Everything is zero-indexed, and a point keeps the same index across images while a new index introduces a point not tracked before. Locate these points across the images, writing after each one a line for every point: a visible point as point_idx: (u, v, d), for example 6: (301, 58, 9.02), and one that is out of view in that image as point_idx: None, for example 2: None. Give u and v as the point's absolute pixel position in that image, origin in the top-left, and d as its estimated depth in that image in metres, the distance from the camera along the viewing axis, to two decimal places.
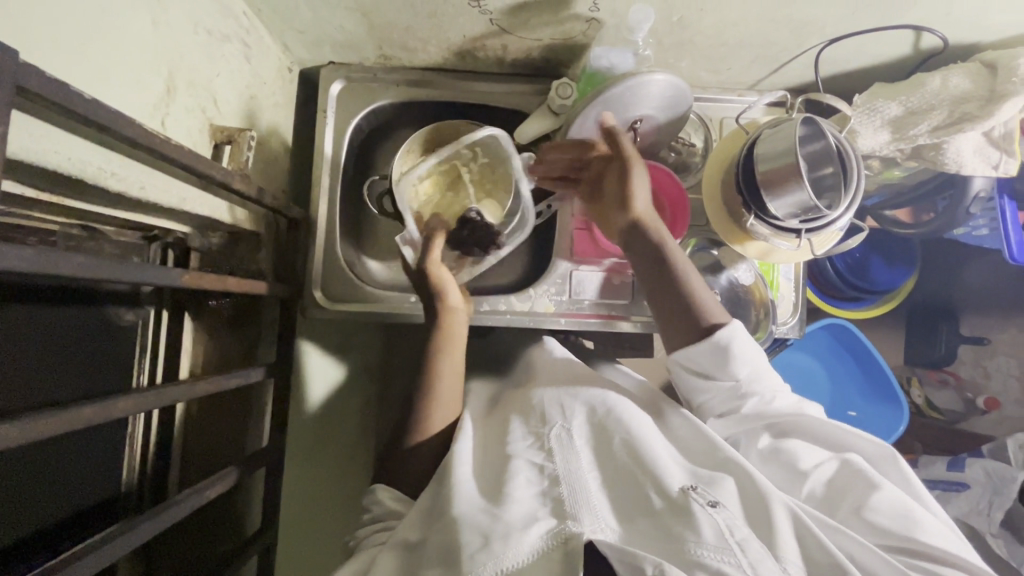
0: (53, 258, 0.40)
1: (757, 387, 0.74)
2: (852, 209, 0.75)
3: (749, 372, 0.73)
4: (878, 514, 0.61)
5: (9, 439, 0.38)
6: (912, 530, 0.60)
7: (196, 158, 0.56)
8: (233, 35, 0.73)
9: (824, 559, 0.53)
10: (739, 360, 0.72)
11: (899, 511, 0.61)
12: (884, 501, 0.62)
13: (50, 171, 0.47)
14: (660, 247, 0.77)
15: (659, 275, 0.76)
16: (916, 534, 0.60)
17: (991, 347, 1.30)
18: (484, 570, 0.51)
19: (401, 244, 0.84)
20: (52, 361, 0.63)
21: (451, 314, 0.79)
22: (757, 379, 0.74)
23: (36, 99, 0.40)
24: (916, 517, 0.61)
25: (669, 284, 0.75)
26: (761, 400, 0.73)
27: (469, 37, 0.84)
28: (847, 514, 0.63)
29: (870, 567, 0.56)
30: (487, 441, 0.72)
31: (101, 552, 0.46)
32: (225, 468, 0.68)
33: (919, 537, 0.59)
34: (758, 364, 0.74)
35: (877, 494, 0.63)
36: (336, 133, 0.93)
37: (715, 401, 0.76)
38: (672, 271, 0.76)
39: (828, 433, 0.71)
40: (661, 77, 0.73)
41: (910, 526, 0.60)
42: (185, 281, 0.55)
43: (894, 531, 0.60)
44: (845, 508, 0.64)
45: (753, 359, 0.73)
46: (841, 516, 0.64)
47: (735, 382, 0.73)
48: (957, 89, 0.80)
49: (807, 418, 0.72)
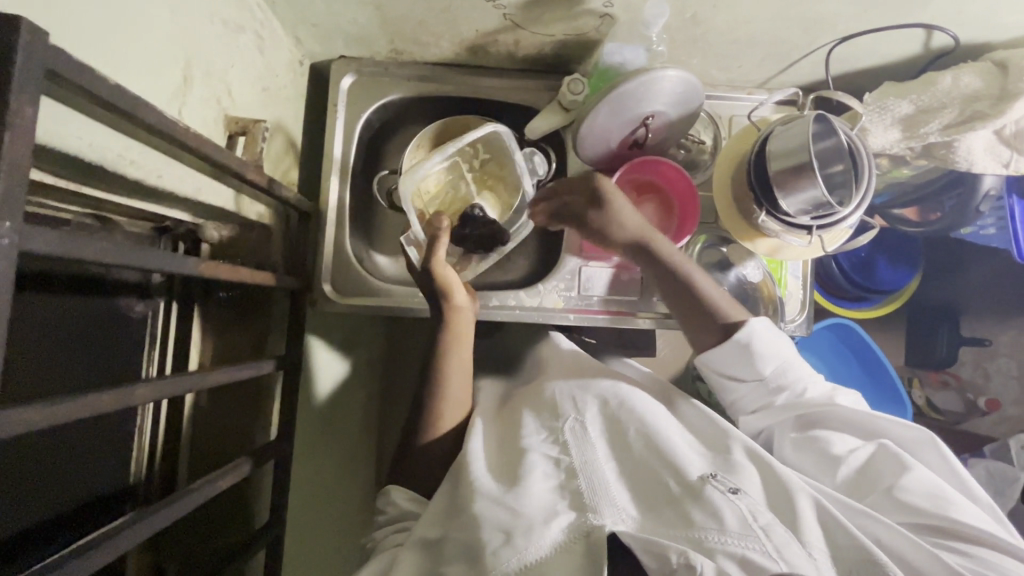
0: (76, 243, 0.40)
1: (788, 379, 0.74)
2: (862, 206, 0.76)
3: (776, 368, 0.74)
4: (910, 494, 0.61)
5: (28, 421, 0.38)
6: (944, 508, 0.59)
7: (214, 148, 0.56)
8: (247, 26, 0.73)
9: (847, 542, 0.53)
10: (765, 356, 0.74)
11: (933, 493, 0.61)
12: (915, 481, 0.62)
13: (72, 158, 0.47)
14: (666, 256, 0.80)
15: (672, 285, 0.79)
16: (951, 512, 0.59)
17: (992, 349, 1.31)
18: (508, 565, 0.51)
19: (406, 245, 0.81)
20: (65, 350, 0.63)
21: (458, 312, 0.77)
22: (788, 370, 0.74)
23: (63, 84, 0.40)
24: (951, 499, 0.60)
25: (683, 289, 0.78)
26: (795, 393, 0.74)
27: (481, 32, 0.85)
28: (879, 496, 0.63)
29: (894, 548, 0.56)
30: (500, 434, 0.73)
31: (110, 545, 0.46)
32: (237, 459, 0.69)
33: (951, 515, 0.58)
34: (789, 360, 0.75)
35: (911, 476, 0.62)
36: (347, 127, 0.94)
37: (750, 399, 0.77)
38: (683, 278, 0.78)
39: (862, 421, 0.70)
40: (673, 73, 0.73)
41: (945, 506, 0.59)
42: (200, 270, 0.55)
43: (927, 512, 0.59)
44: (878, 490, 0.64)
45: (779, 352, 0.74)
46: (873, 499, 0.64)
47: (762, 378, 0.75)
48: (968, 88, 0.81)
49: (843, 408, 0.71)
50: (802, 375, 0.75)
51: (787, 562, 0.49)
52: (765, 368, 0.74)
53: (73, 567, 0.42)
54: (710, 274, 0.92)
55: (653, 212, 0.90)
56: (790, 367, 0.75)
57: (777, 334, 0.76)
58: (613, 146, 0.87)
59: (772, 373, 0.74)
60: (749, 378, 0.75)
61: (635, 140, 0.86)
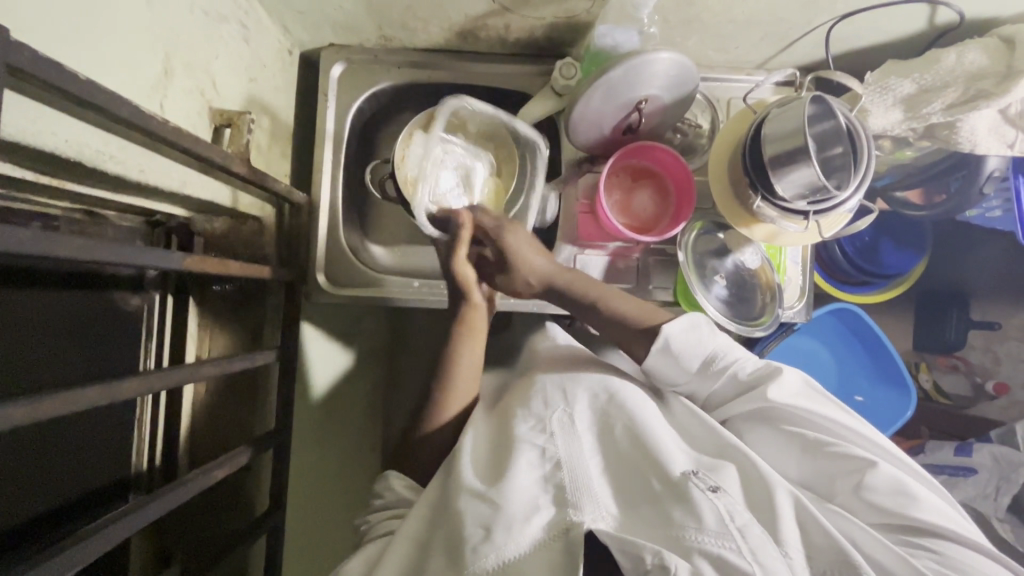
0: (51, 239, 0.39)
1: (724, 364, 0.70)
2: (861, 188, 0.74)
3: (705, 359, 0.71)
4: (875, 493, 0.58)
5: (13, 421, 0.37)
6: (908, 507, 0.57)
7: (194, 140, 0.55)
8: (231, 16, 0.72)
9: (824, 542, 0.53)
10: (687, 354, 0.70)
11: (898, 489, 0.58)
12: (882, 479, 0.58)
13: (49, 153, 0.46)
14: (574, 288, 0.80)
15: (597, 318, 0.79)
16: (913, 510, 0.56)
17: (1003, 333, 1.28)
18: (484, 562, 0.51)
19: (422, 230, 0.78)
20: (57, 345, 0.63)
21: (474, 310, 0.80)
22: (731, 348, 0.71)
23: (28, 77, 0.39)
24: (914, 494, 0.58)
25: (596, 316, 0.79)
26: (733, 375, 0.70)
27: (470, 16, 0.83)
28: (846, 496, 0.60)
29: (873, 554, 0.54)
30: (491, 424, 0.72)
31: (105, 534, 0.46)
32: (238, 447, 0.69)
33: (914, 514, 0.56)
34: (719, 348, 0.71)
35: (875, 472, 0.59)
36: (338, 116, 0.92)
37: (697, 388, 0.73)
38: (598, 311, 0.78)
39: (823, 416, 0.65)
40: (666, 55, 0.71)
41: (907, 503, 0.57)
42: (185, 265, 0.54)
43: (891, 510, 0.57)
44: (844, 488, 0.60)
45: (707, 344, 0.71)
46: (841, 498, 0.61)
47: (695, 372, 0.72)
48: (973, 65, 0.78)
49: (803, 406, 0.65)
50: (737, 358, 0.71)
51: (761, 564, 0.49)
52: (692, 363, 0.71)
53: (69, 558, 0.42)
54: (707, 261, 0.90)
55: (649, 198, 0.89)
56: (722, 355, 0.71)
57: (699, 325, 0.72)
58: (607, 132, 0.84)
59: (700, 366, 0.71)
60: (684, 377, 0.72)
61: (629, 125, 0.84)
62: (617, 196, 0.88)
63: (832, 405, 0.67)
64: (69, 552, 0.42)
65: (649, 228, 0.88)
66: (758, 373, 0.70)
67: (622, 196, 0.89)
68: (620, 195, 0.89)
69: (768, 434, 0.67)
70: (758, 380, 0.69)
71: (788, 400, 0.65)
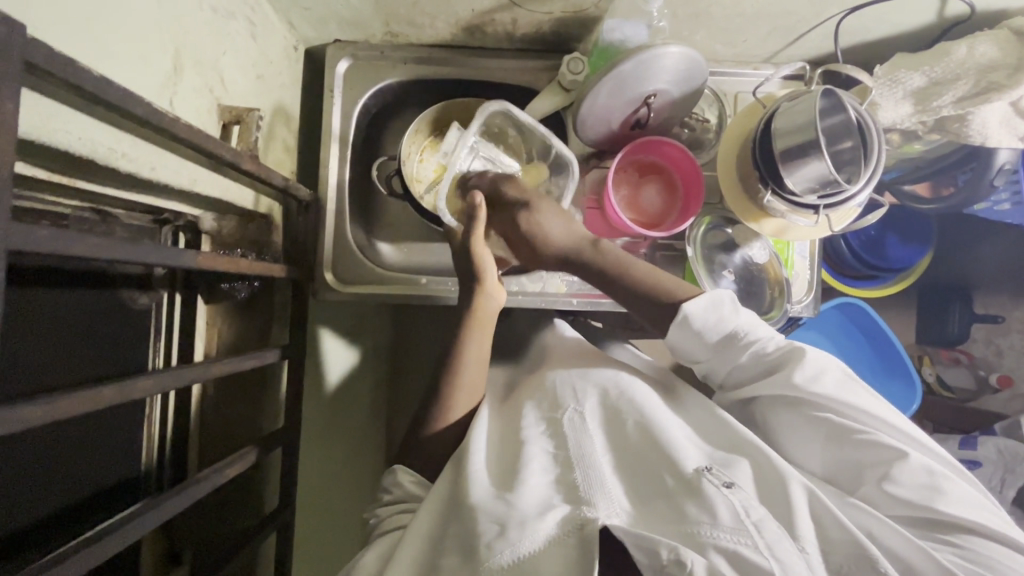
0: (66, 238, 0.38)
1: (747, 339, 0.69)
2: (872, 181, 0.74)
3: (728, 334, 0.69)
4: (900, 486, 0.58)
5: (28, 420, 0.37)
6: (935, 500, 0.57)
7: (206, 138, 0.55)
8: (238, 11, 0.72)
9: (839, 537, 0.52)
10: (709, 328, 0.69)
11: (924, 482, 0.58)
12: (908, 472, 0.58)
13: (62, 151, 0.46)
14: (600, 266, 0.79)
15: (618, 289, 0.77)
16: (940, 504, 0.56)
17: (1005, 326, 1.29)
18: (499, 559, 0.50)
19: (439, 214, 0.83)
20: (68, 344, 0.63)
21: (483, 296, 0.79)
22: (755, 325, 0.70)
23: (44, 74, 0.38)
24: (940, 485, 0.57)
25: (623, 291, 0.76)
26: (756, 351, 0.69)
27: (477, 11, 0.83)
28: (870, 488, 0.60)
29: (890, 547, 0.54)
30: (500, 425, 0.72)
31: (122, 533, 0.45)
32: (245, 447, 0.68)
33: (941, 508, 0.56)
34: (743, 326, 0.69)
35: (901, 464, 0.59)
36: (344, 113, 0.92)
37: (716, 364, 0.72)
38: (628, 286, 0.76)
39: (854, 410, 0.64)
40: (676, 48, 0.71)
41: (933, 496, 0.57)
42: (199, 263, 0.54)
43: (916, 502, 0.57)
44: (869, 480, 0.61)
45: (733, 320, 0.69)
46: (866, 490, 0.61)
47: (716, 347, 0.70)
48: (984, 58, 0.78)
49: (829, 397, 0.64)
50: (760, 337, 0.69)
51: (778, 558, 0.48)
52: (715, 337, 0.69)
53: (84, 557, 0.42)
54: (715, 256, 0.91)
55: (657, 194, 0.89)
56: (746, 332, 0.69)
57: (728, 299, 0.70)
58: (615, 127, 0.84)
59: (722, 340, 0.70)
60: (708, 352, 0.71)
61: (637, 120, 0.84)
62: (624, 191, 0.88)
63: (857, 388, 0.66)
64: (87, 549, 0.42)
65: (657, 224, 0.88)
66: (781, 352, 0.68)
67: (629, 191, 0.89)
68: (627, 191, 0.89)
69: (791, 423, 0.67)
70: (781, 359, 0.68)
71: (811, 386, 0.64)
